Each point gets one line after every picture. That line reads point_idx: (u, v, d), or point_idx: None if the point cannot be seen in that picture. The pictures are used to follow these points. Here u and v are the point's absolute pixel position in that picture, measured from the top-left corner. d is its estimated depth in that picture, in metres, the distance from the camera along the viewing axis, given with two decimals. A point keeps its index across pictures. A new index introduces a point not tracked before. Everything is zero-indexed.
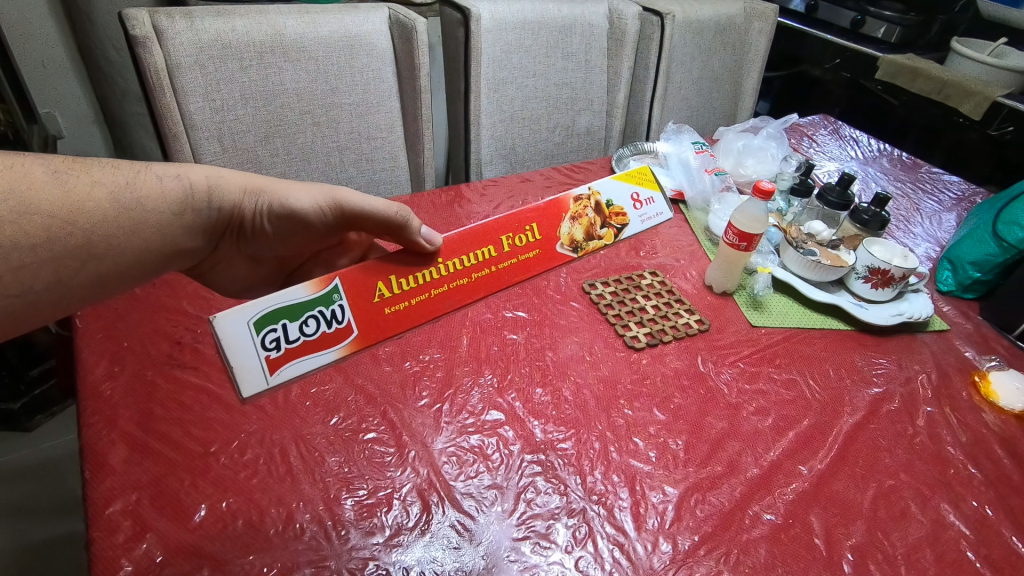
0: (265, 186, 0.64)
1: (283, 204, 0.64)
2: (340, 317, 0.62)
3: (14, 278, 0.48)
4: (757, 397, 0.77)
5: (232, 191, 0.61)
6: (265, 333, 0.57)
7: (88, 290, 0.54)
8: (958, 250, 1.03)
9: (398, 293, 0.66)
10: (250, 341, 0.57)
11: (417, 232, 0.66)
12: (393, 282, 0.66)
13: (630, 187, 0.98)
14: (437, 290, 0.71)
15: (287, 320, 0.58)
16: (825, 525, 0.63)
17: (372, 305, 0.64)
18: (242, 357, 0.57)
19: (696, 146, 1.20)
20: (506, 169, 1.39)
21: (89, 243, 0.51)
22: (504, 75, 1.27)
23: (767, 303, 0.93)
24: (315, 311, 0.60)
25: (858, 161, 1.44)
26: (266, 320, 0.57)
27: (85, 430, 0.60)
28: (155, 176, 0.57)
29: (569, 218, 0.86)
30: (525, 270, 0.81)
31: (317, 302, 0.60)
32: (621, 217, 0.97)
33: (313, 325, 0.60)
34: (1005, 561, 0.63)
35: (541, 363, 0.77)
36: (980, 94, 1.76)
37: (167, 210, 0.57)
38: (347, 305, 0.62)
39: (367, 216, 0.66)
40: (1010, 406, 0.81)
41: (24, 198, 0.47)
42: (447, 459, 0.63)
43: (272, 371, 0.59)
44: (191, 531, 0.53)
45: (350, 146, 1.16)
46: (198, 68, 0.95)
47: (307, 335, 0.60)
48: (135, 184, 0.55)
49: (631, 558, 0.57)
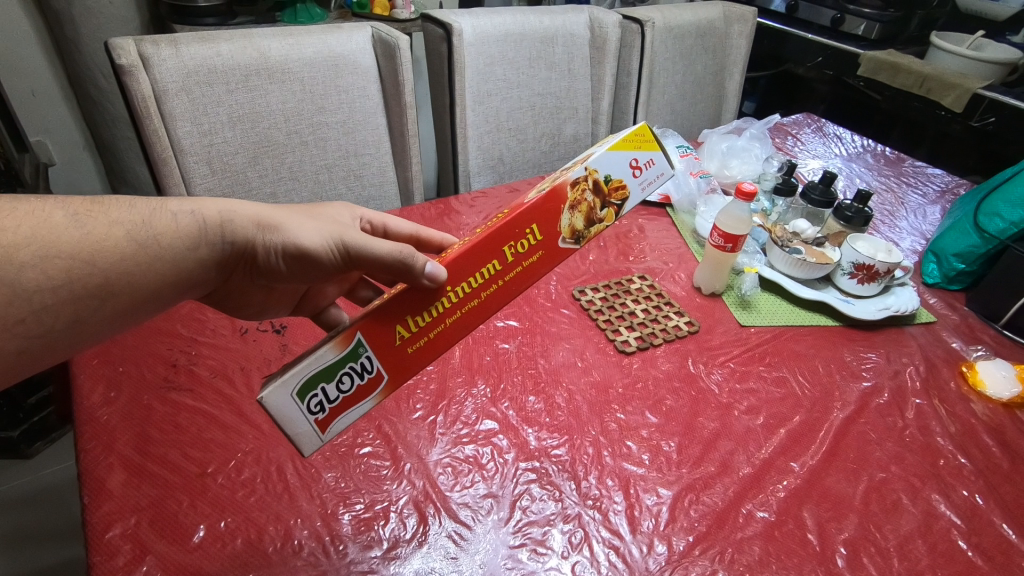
0: (281, 221, 0.58)
1: (293, 245, 0.57)
2: (372, 367, 0.54)
3: (36, 320, 0.49)
4: (748, 395, 0.78)
5: (244, 227, 0.56)
6: (308, 399, 0.51)
7: (108, 324, 0.54)
8: (942, 243, 1.05)
9: (417, 331, 0.56)
10: (298, 413, 0.51)
11: (422, 271, 0.54)
12: (412, 321, 0.55)
13: (625, 150, 0.68)
14: (451, 319, 0.58)
15: (324, 382, 0.52)
16: (817, 520, 0.64)
17: (395, 349, 0.55)
18: (294, 427, 0.51)
19: (680, 149, 1.22)
20: (495, 179, 1.40)
21: (106, 283, 0.52)
22: (489, 87, 1.29)
23: (755, 302, 0.94)
24: (347, 367, 0.53)
25: (844, 158, 1.46)
26: (306, 386, 0.51)
27: (82, 456, 0.60)
28: (171, 214, 0.55)
29: (569, 209, 0.64)
30: (533, 278, 0.63)
31: (346, 358, 0.52)
32: (621, 194, 0.68)
33: (349, 381, 0.53)
34: (996, 549, 0.63)
35: (533, 371, 0.78)
36: (961, 86, 1.78)
37: (181, 245, 0.55)
38: (376, 355, 0.54)
39: (374, 261, 0.57)
40: (998, 395, 0.82)
41: (45, 242, 0.49)
42: (442, 470, 0.64)
43: (324, 433, 0.53)
44: (190, 552, 0.54)
45: (338, 163, 1.17)
46: (185, 93, 0.96)
47: (346, 392, 0.54)
48: (152, 220, 0.54)
49: (627, 560, 0.58)
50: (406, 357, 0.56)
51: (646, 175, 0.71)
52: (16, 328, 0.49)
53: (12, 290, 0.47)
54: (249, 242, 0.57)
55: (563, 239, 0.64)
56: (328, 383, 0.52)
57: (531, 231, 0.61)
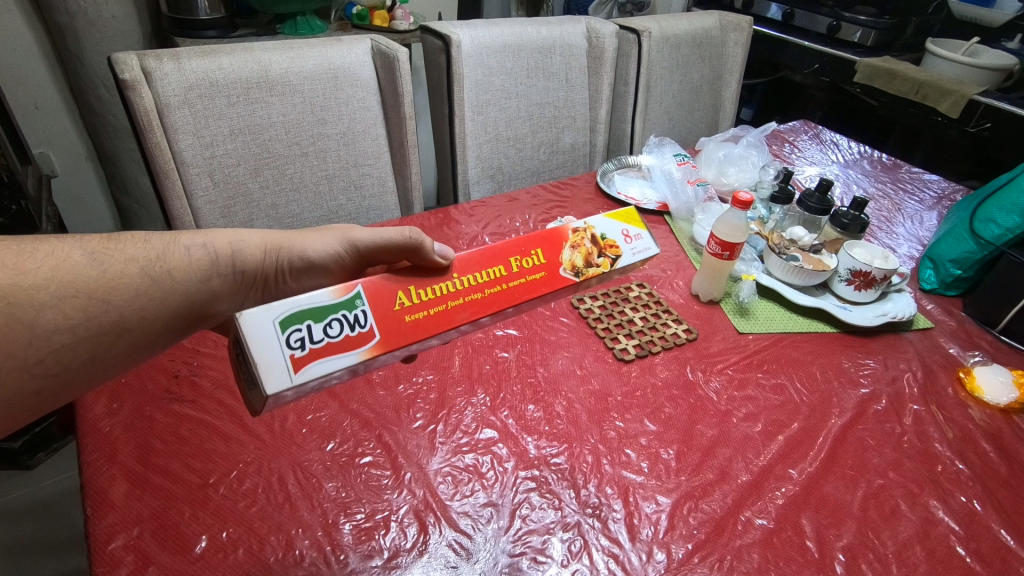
0: (285, 242, 0.61)
1: (304, 258, 0.62)
2: (364, 321, 0.52)
3: (55, 359, 0.48)
4: (746, 402, 0.78)
5: (254, 252, 0.60)
6: (290, 331, 0.49)
7: (124, 360, 0.53)
8: (939, 249, 1.06)
9: (418, 302, 0.55)
10: (276, 345, 0.48)
11: (431, 250, 0.57)
12: (413, 291, 0.55)
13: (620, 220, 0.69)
14: (453, 303, 0.57)
15: (312, 320, 0.50)
16: (816, 527, 0.64)
17: (393, 313, 0.53)
18: (266, 355, 0.48)
19: (678, 158, 1.23)
20: (494, 188, 1.41)
21: (123, 318, 0.51)
22: (488, 98, 1.30)
23: (753, 310, 0.95)
24: (339, 315, 0.51)
25: (841, 165, 1.47)
26: (293, 317, 0.49)
27: (85, 468, 0.61)
28: (184, 248, 0.55)
29: (569, 245, 0.64)
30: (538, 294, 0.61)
31: (341, 304, 0.51)
32: (613, 251, 0.67)
33: (337, 329, 0.51)
34: (995, 554, 0.64)
35: (532, 380, 0.78)
36: (957, 93, 1.80)
37: (194, 278, 0.55)
38: (371, 311, 0.53)
39: (381, 251, 0.62)
40: (995, 400, 0.82)
41: (63, 282, 0.48)
42: (442, 479, 0.65)
43: (296, 373, 0.49)
44: (192, 563, 0.54)
45: (338, 175, 1.18)
46: (187, 106, 0.97)
47: (332, 338, 0.51)
48: (167, 253, 0.54)
49: (626, 568, 0.59)
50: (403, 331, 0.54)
51: (637, 243, 0.70)
52: (35, 369, 0.47)
53: (32, 332, 0.46)
54: (261, 264, 0.60)
55: (563, 268, 0.64)
56: (314, 326, 0.50)
57: (534, 254, 0.62)
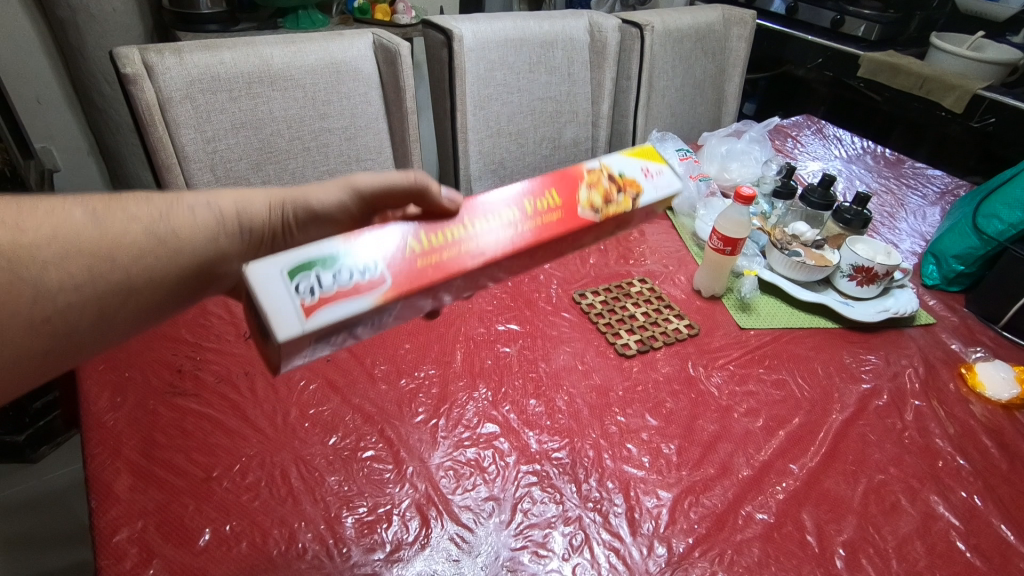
0: (289, 194, 0.61)
1: (308, 208, 0.62)
2: (373, 266, 0.48)
3: (60, 318, 0.46)
4: (747, 398, 0.78)
5: (260, 209, 0.59)
6: (298, 280, 0.45)
7: (132, 323, 0.51)
8: (941, 245, 1.05)
9: (428, 249, 0.51)
10: (289, 298, 0.44)
11: (439, 194, 0.55)
12: (419, 237, 0.51)
13: (637, 158, 0.66)
14: (466, 247, 0.53)
15: (321, 268, 0.47)
16: (816, 522, 0.64)
17: (402, 258, 0.50)
18: (274, 303, 0.44)
19: (680, 152, 1.23)
20: (495, 183, 1.41)
21: (129, 278, 0.48)
22: (489, 92, 1.30)
23: (754, 305, 0.95)
24: (347, 263, 0.48)
25: (843, 160, 1.46)
26: (300, 267, 0.46)
27: (89, 461, 0.61)
28: (188, 207, 0.54)
29: (585, 184, 0.60)
30: (557, 232, 0.56)
31: (348, 252, 0.48)
32: (634, 188, 0.63)
33: (347, 275, 0.47)
34: (995, 550, 0.64)
35: (534, 374, 0.78)
36: (961, 88, 1.79)
37: (202, 237, 0.53)
38: (378, 256, 0.49)
39: (389, 195, 0.62)
40: (996, 396, 0.82)
41: (64, 241, 0.45)
42: (444, 473, 0.65)
43: (308, 319, 0.44)
44: (196, 555, 0.55)
45: (340, 169, 1.18)
46: (189, 101, 0.97)
47: (342, 284, 0.47)
48: (172, 211, 0.52)
49: (627, 562, 0.59)
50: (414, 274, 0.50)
51: (659, 177, 0.66)
52: (42, 328, 0.45)
53: (35, 290, 0.44)
54: (267, 221, 0.59)
55: (580, 208, 0.59)
56: (323, 271, 0.46)
57: (547, 194, 0.58)
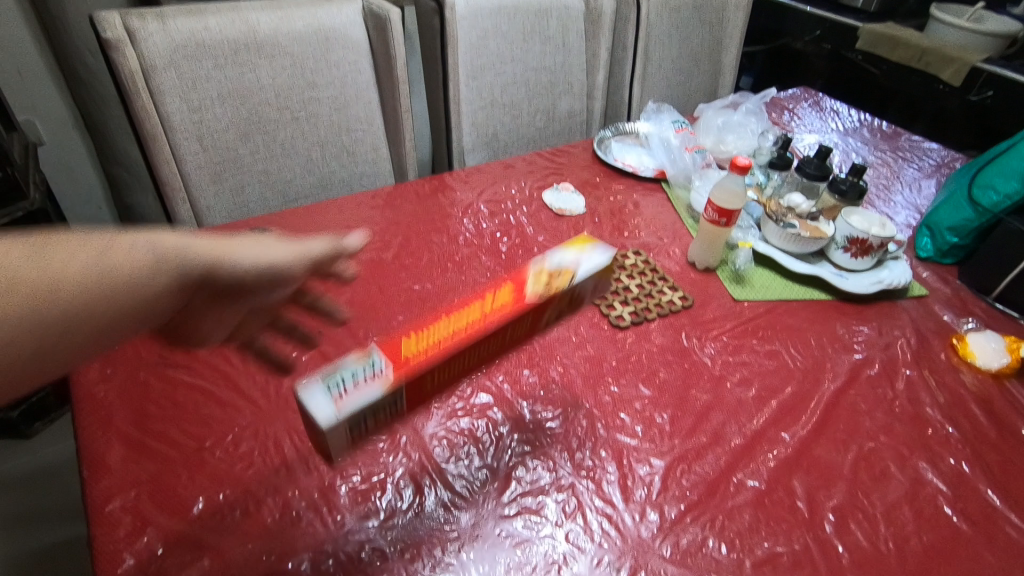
0: (242, 243, 0.46)
1: (262, 266, 0.47)
2: (383, 363, 0.48)
3: None
4: (740, 368, 0.79)
5: (208, 259, 0.44)
6: (334, 381, 0.47)
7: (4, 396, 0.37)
8: (936, 216, 1.05)
9: (414, 346, 0.50)
10: (324, 398, 0.45)
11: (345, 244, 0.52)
12: (406, 338, 0.51)
13: (568, 249, 0.64)
14: (438, 340, 0.51)
15: (348, 371, 0.47)
16: (807, 488, 0.65)
17: (403, 354, 0.49)
18: (315, 401, 0.45)
19: (676, 125, 1.25)
20: (489, 156, 1.40)
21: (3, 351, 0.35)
22: (482, 62, 1.27)
23: (749, 277, 0.95)
24: (370, 361, 0.48)
25: (839, 133, 1.45)
26: (334, 373, 0.47)
27: (81, 432, 0.61)
28: (117, 249, 0.40)
29: (530, 279, 0.59)
30: (510, 314, 0.54)
31: (369, 355, 0.49)
32: (569, 273, 0.60)
33: (368, 371, 0.47)
34: (981, 515, 0.65)
35: (527, 346, 0.78)
36: (960, 60, 1.80)
37: (123, 299, 0.39)
38: (385, 355, 0.49)
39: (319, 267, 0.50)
40: (986, 366, 0.83)
41: None
42: (438, 442, 0.65)
43: (338, 410, 0.45)
44: (190, 523, 0.55)
45: (330, 140, 1.16)
46: (173, 68, 0.95)
47: (363, 377, 0.47)
48: (110, 245, 0.40)
49: (619, 528, 0.59)
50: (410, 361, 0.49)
51: (590, 258, 0.62)
52: None
53: None
54: (215, 272, 0.44)
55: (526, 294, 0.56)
56: (351, 371, 0.47)
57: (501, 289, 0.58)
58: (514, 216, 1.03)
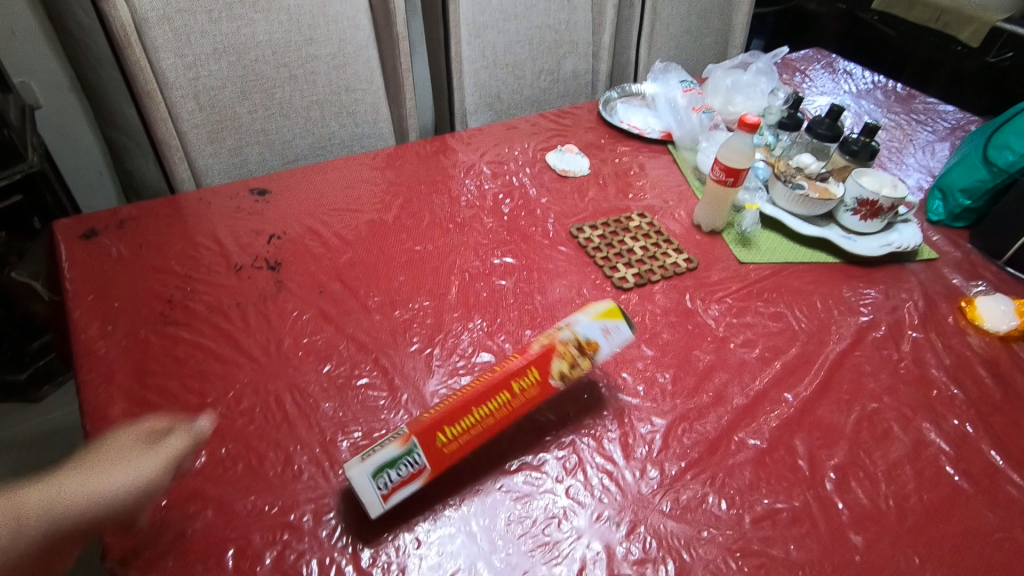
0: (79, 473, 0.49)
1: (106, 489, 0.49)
2: (421, 459, 0.52)
3: None
4: (744, 329, 0.78)
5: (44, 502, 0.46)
6: (379, 476, 0.51)
7: None
8: (949, 178, 1.03)
9: (452, 439, 0.54)
10: (375, 493, 0.51)
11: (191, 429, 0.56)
12: (446, 431, 0.54)
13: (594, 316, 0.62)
14: (472, 434, 0.55)
15: (391, 466, 0.51)
16: (808, 447, 0.65)
17: (440, 449, 0.54)
18: (364, 494, 0.51)
19: (684, 85, 1.18)
20: (492, 118, 1.37)
21: None
22: (485, 19, 1.23)
23: (755, 239, 0.93)
24: (409, 457, 0.52)
25: (852, 95, 1.41)
26: (380, 466, 0.51)
27: (83, 387, 0.62)
28: None
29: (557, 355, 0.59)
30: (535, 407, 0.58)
31: (407, 446, 0.52)
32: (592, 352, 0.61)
33: (407, 466, 0.52)
34: (983, 474, 0.64)
35: (530, 307, 0.78)
36: (978, 20, 1.78)
37: None
38: (426, 451, 0.53)
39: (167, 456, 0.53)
40: (995, 329, 0.82)
41: None
42: (439, 400, 0.65)
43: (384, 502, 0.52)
44: (192, 476, 0.55)
45: (329, 100, 1.13)
46: (166, 22, 0.92)
47: (403, 473, 0.52)
48: None
49: (620, 484, 0.59)
50: (448, 458, 0.54)
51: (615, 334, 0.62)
52: None
53: None
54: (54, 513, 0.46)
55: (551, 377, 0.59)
56: (394, 467, 0.51)
57: (528, 372, 0.58)
58: (517, 177, 1.02)
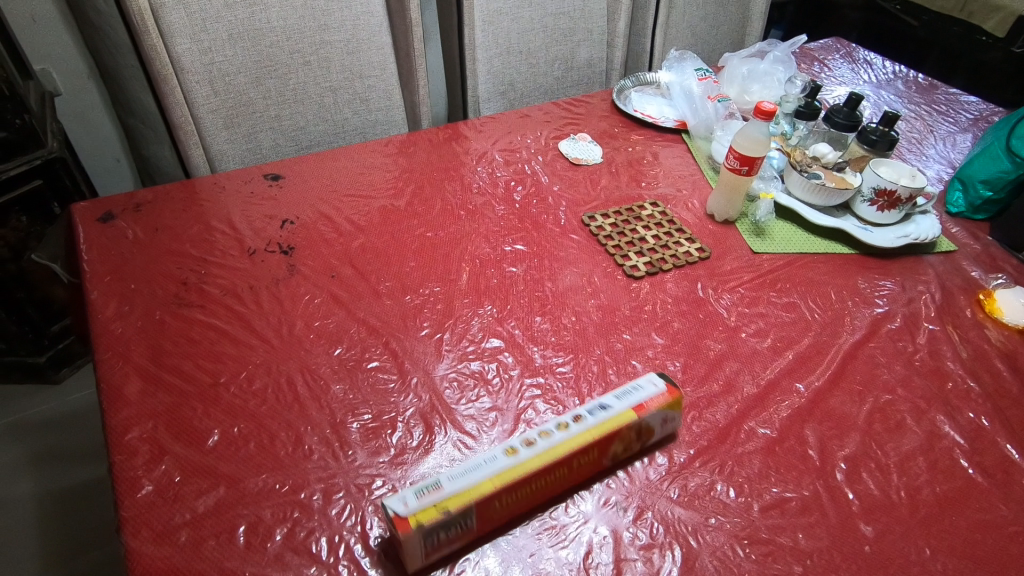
0: None
1: None
2: (470, 521, 0.50)
3: None
4: (756, 319, 0.77)
5: None
6: (429, 537, 0.48)
7: None
8: (970, 169, 1.00)
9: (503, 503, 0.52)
10: (419, 549, 0.48)
11: None
12: (502, 498, 0.51)
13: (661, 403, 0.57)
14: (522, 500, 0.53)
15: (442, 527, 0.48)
16: (819, 437, 0.64)
17: (491, 511, 0.51)
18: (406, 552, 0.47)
19: (699, 74, 1.16)
20: (504, 106, 1.37)
21: None
22: (498, 7, 1.23)
23: (769, 229, 0.92)
24: (461, 521, 0.49)
25: (872, 85, 1.38)
26: (431, 526, 0.47)
27: (100, 366, 0.63)
28: None
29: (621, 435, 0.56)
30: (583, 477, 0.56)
31: (460, 508, 0.48)
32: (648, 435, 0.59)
33: (456, 527, 0.49)
34: (997, 467, 0.63)
35: (540, 293, 0.78)
36: (1005, 9, 1.75)
37: None
38: (478, 515, 0.50)
39: None
40: (1013, 322, 0.80)
41: None
42: (448, 384, 0.65)
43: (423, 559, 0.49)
44: (205, 454, 0.56)
45: (343, 86, 1.14)
46: (182, 6, 0.93)
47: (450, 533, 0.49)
48: None
49: (628, 470, 0.59)
50: (492, 516, 0.51)
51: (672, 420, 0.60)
52: None
53: None
54: None
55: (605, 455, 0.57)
56: (447, 528, 0.48)
57: (592, 449, 0.55)
58: (529, 165, 1.01)
